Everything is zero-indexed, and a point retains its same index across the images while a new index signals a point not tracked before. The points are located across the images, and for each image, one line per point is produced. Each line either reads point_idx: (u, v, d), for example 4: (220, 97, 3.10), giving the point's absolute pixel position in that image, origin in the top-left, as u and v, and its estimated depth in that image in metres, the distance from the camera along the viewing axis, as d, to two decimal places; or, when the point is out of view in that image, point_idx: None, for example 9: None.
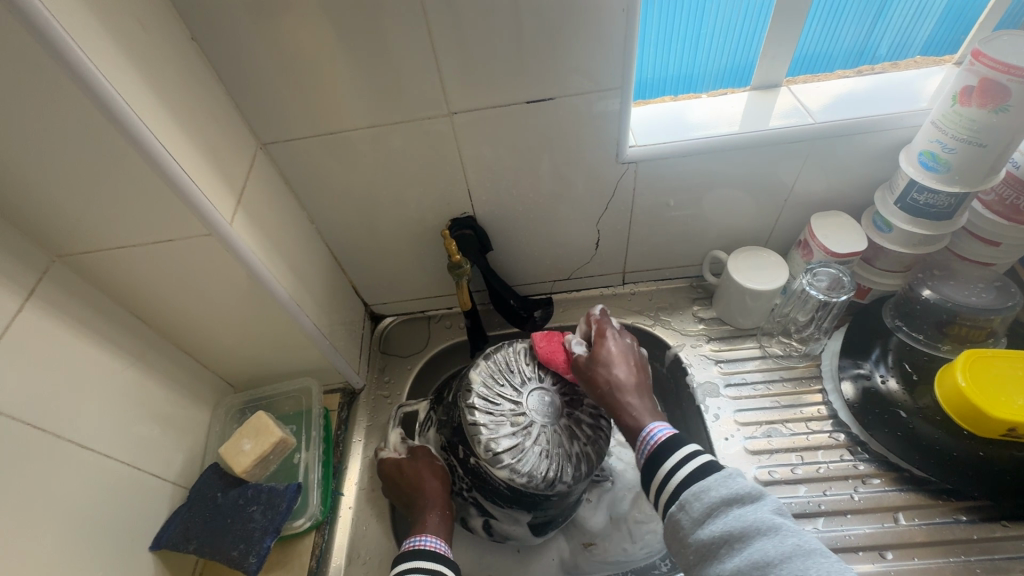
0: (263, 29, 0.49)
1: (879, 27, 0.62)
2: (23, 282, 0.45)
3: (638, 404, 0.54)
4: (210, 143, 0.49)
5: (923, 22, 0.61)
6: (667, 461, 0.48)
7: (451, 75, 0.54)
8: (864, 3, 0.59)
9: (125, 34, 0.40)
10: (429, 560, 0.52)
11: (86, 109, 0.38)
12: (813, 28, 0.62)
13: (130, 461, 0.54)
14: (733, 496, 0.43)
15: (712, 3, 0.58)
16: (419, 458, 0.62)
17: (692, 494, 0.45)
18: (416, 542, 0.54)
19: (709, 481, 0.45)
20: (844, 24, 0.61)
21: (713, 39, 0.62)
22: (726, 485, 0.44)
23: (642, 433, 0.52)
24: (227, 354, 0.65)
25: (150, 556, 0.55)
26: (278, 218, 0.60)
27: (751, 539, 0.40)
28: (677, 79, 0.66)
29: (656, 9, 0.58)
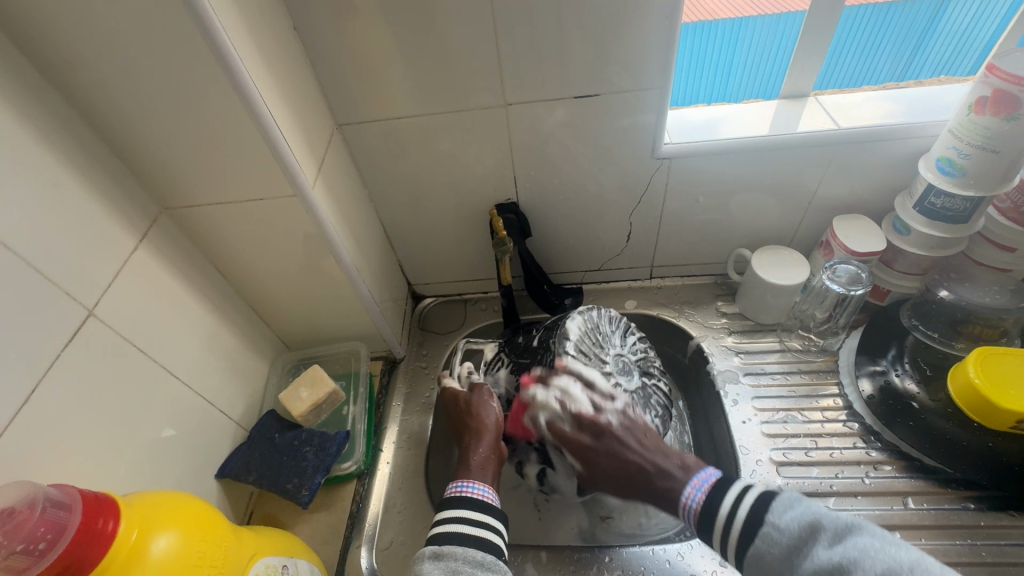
0: (355, 22, 0.57)
1: (917, 60, 0.69)
2: (138, 225, 0.53)
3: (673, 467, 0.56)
4: (301, 117, 0.57)
5: (962, 56, 0.68)
6: (722, 508, 0.49)
7: (510, 70, 0.61)
8: (900, 42, 0.68)
9: (249, 18, 0.48)
10: (473, 505, 0.56)
11: (216, 77, 0.46)
12: (851, 63, 0.71)
13: (205, 395, 0.61)
14: (792, 543, 0.44)
15: (745, 33, 0.66)
16: (481, 396, 0.66)
17: (758, 551, 0.46)
18: (462, 488, 0.57)
19: (765, 532, 0.46)
20: (882, 59, 0.70)
21: (746, 65, 0.70)
22: (777, 537, 0.45)
23: (687, 488, 0.53)
24: (288, 313, 0.73)
25: (214, 482, 0.61)
26: (346, 191, 0.67)
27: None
28: (713, 88, 0.72)
29: (692, 36, 0.66)
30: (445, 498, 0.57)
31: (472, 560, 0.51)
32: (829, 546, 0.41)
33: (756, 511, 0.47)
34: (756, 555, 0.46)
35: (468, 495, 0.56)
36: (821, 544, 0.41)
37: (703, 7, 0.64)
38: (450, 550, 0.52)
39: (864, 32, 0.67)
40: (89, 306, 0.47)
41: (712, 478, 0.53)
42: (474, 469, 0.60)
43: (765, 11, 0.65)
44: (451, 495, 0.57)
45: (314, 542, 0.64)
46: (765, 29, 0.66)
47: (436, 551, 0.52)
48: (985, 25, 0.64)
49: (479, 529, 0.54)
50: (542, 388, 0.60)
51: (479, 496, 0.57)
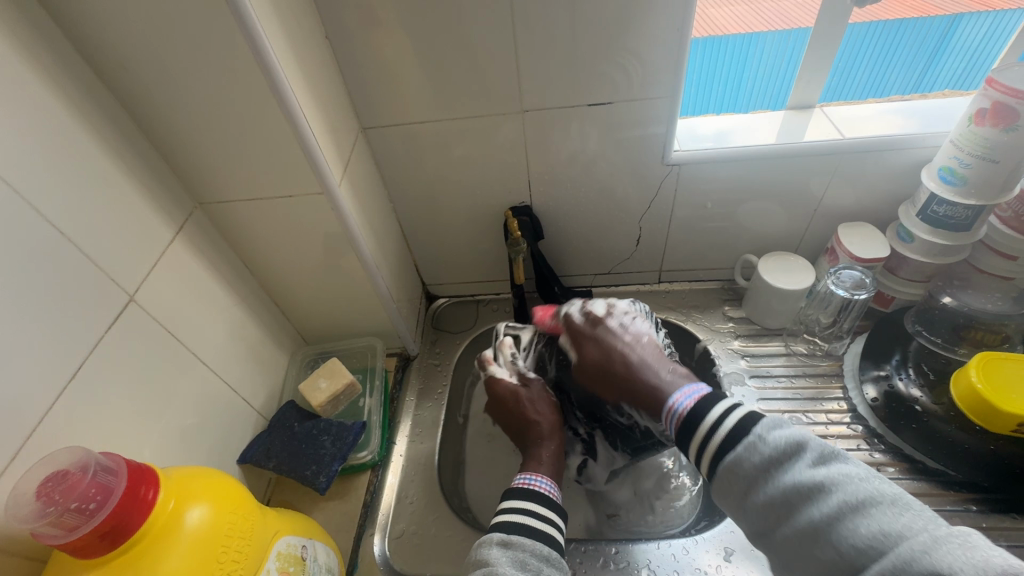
0: (382, 31, 0.60)
1: (930, 74, 0.71)
2: (175, 218, 0.56)
3: (663, 376, 0.57)
4: (330, 120, 0.60)
5: (974, 72, 0.70)
6: (702, 421, 0.49)
7: (528, 79, 0.64)
8: (914, 53, 0.69)
9: (287, 26, 0.52)
10: (543, 498, 0.57)
11: (255, 79, 0.49)
12: (863, 73, 0.72)
13: (229, 382, 0.64)
14: (773, 458, 0.44)
15: (755, 50, 0.69)
16: (536, 393, 0.68)
17: (733, 460, 0.46)
18: (528, 481, 0.59)
19: (744, 446, 0.46)
20: (893, 72, 0.71)
21: (757, 78, 0.73)
22: (758, 449, 0.45)
23: (670, 401, 0.54)
24: (309, 308, 0.75)
25: (235, 467, 0.64)
26: (368, 192, 0.71)
27: (807, 503, 0.41)
28: (721, 99, 0.74)
29: (701, 51, 0.69)
30: (513, 488, 0.59)
31: (539, 553, 0.52)
32: (811, 468, 0.42)
33: (743, 424, 0.47)
34: (730, 467, 0.46)
35: (537, 489, 0.58)
36: (804, 463, 0.43)
37: (713, 22, 0.66)
38: (519, 540, 0.52)
39: (873, 49, 0.69)
40: (129, 292, 0.51)
41: (699, 393, 0.52)
42: (543, 464, 0.61)
43: (774, 26, 0.67)
44: (518, 486, 0.59)
45: (330, 529, 0.66)
46: (774, 45, 0.69)
47: (506, 539, 0.52)
48: (995, 42, 0.66)
49: (544, 524, 0.55)
50: (564, 308, 0.69)
51: (545, 490, 0.58)
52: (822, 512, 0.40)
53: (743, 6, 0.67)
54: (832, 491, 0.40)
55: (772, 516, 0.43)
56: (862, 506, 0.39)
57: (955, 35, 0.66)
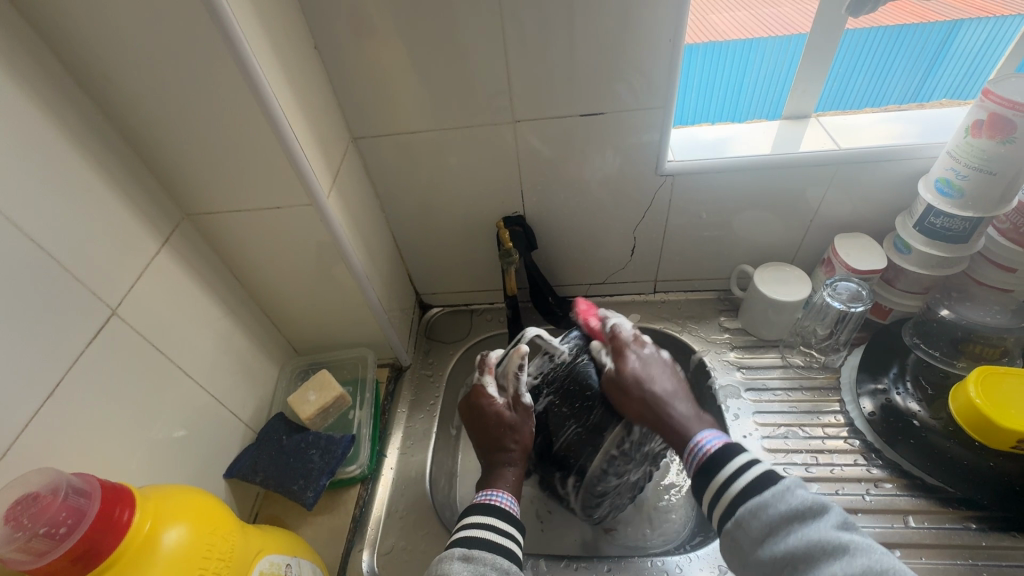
0: (371, 42, 0.60)
1: (928, 81, 0.70)
2: (161, 230, 0.56)
3: (683, 412, 0.57)
4: (319, 131, 0.60)
5: (974, 78, 0.69)
6: (725, 468, 0.50)
7: (519, 89, 0.63)
8: (912, 61, 0.68)
9: (273, 37, 0.51)
10: (503, 516, 0.54)
11: (241, 92, 0.49)
12: (861, 81, 0.71)
13: (216, 395, 0.63)
14: (796, 513, 0.45)
15: (756, 56, 0.68)
16: (521, 418, 0.61)
17: (746, 516, 0.47)
18: (490, 497, 0.56)
19: (766, 497, 0.47)
20: (892, 79, 0.70)
21: (757, 86, 0.72)
22: (784, 500, 0.46)
23: (693, 440, 0.54)
24: (299, 319, 0.75)
25: (222, 482, 0.63)
26: (359, 202, 0.70)
27: (818, 561, 0.41)
28: (721, 108, 0.74)
29: (700, 57, 0.68)
30: (472, 504, 0.56)
31: (501, 566, 0.50)
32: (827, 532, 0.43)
33: (761, 481, 0.48)
34: (748, 520, 0.47)
35: (497, 505, 0.55)
36: (827, 522, 0.43)
37: (703, 30, 0.66)
38: (480, 554, 0.51)
39: (871, 59, 0.69)
40: (112, 306, 0.50)
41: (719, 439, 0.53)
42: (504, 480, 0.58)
43: (775, 33, 0.66)
44: (478, 503, 0.56)
45: (317, 545, 0.65)
46: (775, 50, 0.67)
47: (467, 553, 0.51)
48: (995, 49, 0.65)
49: (506, 539, 0.53)
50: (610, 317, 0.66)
51: (505, 505, 0.55)
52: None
53: (743, 13, 0.66)
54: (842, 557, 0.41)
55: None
56: None
57: (955, 42, 0.65)
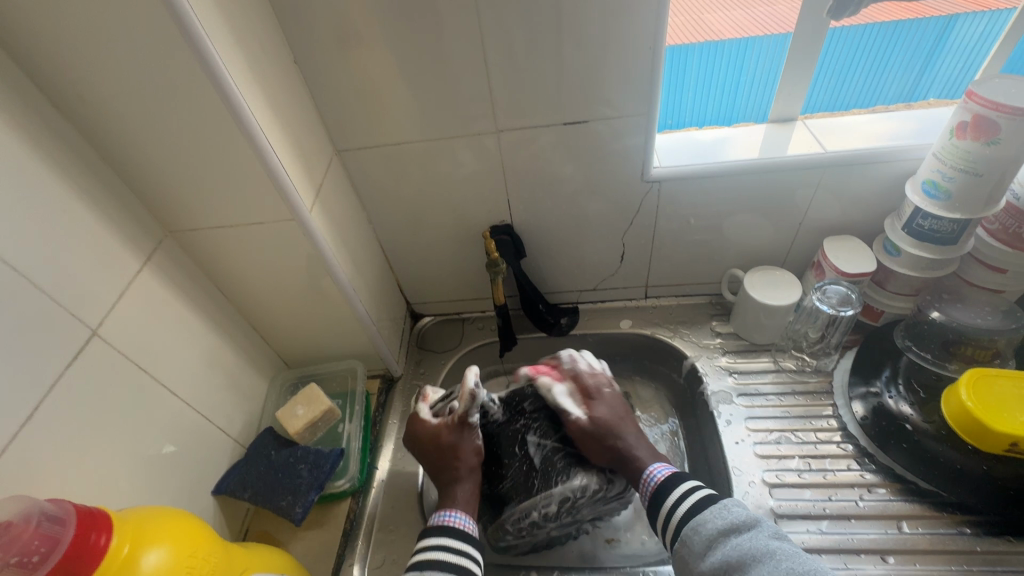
0: (351, 54, 0.60)
1: (927, 76, 0.68)
2: (143, 248, 0.56)
3: (638, 449, 0.64)
4: (299, 145, 0.59)
5: (971, 72, 0.67)
6: (671, 496, 0.58)
7: (501, 99, 0.63)
8: (911, 56, 0.66)
9: (249, 53, 0.51)
10: (454, 535, 0.57)
11: (218, 111, 0.49)
12: (857, 77, 0.70)
13: (203, 412, 0.63)
14: (731, 526, 0.53)
15: (752, 53, 0.66)
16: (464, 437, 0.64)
17: (695, 524, 0.55)
18: (445, 518, 0.59)
19: (707, 514, 0.55)
20: (890, 74, 0.68)
21: (754, 84, 0.70)
22: (724, 515, 0.54)
23: (645, 472, 0.62)
24: (287, 332, 0.74)
25: (210, 499, 0.63)
26: (344, 215, 0.70)
27: (748, 567, 0.49)
28: (717, 108, 0.73)
29: (698, 53, 0.66)
30: (428, 527, 0.59)
31: None
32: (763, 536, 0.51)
33: (710, 496, 0.56)
34: (691, 536, 0.55)
35: (452, 526, 0.58)
36: (760, 533, 0.51)
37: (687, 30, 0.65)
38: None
39: (868, 55, 0.66)
40: (93, 327, 0.50)
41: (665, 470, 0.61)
42: (460, 499, 0.61)
43: (770, 30, 0.64)
44: (435, 525, 0.59)
45: (308, 561, 0.65)
46: (771, 49, 0.66)
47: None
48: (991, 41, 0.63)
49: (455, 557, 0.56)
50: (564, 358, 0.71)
51: (460, 526, 0.58)
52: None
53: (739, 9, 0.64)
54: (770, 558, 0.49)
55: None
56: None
57: (953, 36, 0.63)
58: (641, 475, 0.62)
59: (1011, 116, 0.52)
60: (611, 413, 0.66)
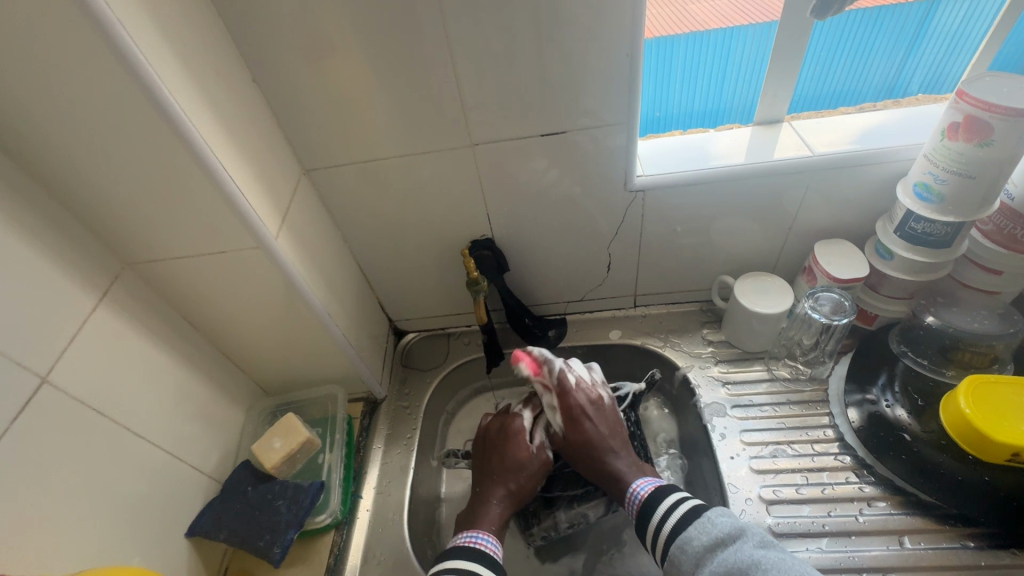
0: (311, 70, 0.57)
1: (911, 61, 0.65)
2: (98, 284, 0.53)
3: (621, 467, 0.63)
4: (261, 167, 0.57)
5: (955, 58, 0.64)
6: (655, 512, 0.58)
7: (474, 111, 0.61)
8: (895, 41, 0.62)
9: (198, 76, 0.48)
10: (482, 560, 0.56)
11: (168, 139, 0.46)
12: (842, 61, 0.66)
13: (173, 451, 0.60)
14: (716, 541, 0.52)
15: (737, 42, 0.63)
16: (530, 468, 0.65)
17: (682, 543, 0.54)
18: (475, 540, 0.59)
19: (692, 531, 0.54)
20: (874, 60, 0.65)
21: (740, 76, 0.67)
22: (708, 530, 0.53)
23: (630, 488, 0.61)
24: (262, 359, 0.72)
25: (184, 542, 0.60)
26: (315, 236, 0.67)
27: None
28: (704, 114, 0.71)
29: (683, 44, 0.62)
30: (455, 545, 0.59)
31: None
32: (752, 548, 0.50)
33: (693, 510, 0.56)
34: (679, 552, 0.54)
35: (484, 550, 0.57)
36: (748, 544, 0.50)
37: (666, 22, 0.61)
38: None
39: (854, 38, 0.63)
40: (43, 374, 0.46)
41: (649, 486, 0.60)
42: (488, 521, 0.61)
43: (755, 19, 0.61)
44: (461, 546, 0.58)
45: None
46: (756, 40, 0.63)
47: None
48: (978, 26, 0.60)
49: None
50: (556, 363, 0.67)
51: (490, 550, 0.58)
52: None
53: None
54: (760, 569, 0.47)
55: None
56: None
57: (937, 18, 0.60)
58: (631, 486, 0.61)
59: (1004, 116, 0.50)
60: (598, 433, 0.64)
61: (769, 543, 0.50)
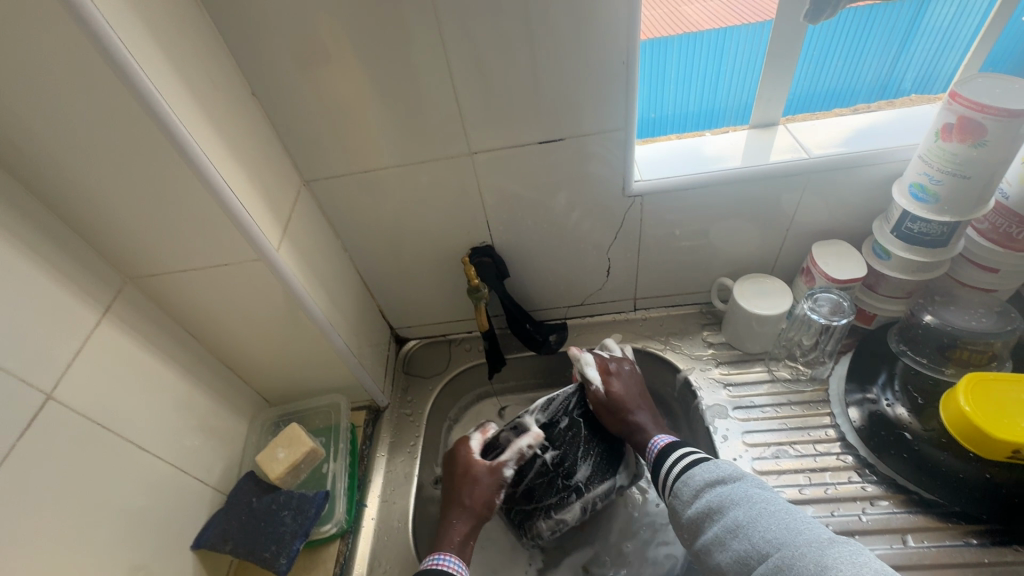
0: (310, 83, 0.57)
1: (903, 60, 0.65)
2: (101, 299, 0.53)
3: (643, 420, 0.68)
4: (262, 180, 0.57)
5: (949, 55, 0.64)
6: (668, 458, 0.62)
7: (472, 120, 0.61)
8: (887, 39, 0.62)
9: (198, 91, 0.49)
10: None
11: (169, 155, 0.46)
12: (835, 62, 0.66)
13: (178, 464, 0.60)
14: (716, 479, 0.56)
15: (729, 42, 0.63)
16: (480, 482, 0.64)
17: (684, 480, 0.59)
18: (438, 562, 0.60)
19: (697, 470, 0.58)
20: (868, 58, 0.65)
21: (734, 76, 0.67)
22: (711, 471, 0.57)
23: (650, 442, 0.66)
24: (265, 370, 0.72)
25: (190, 555, 0.60)
26: (316, 247, 0.67)
27: (726, 509, 0.53)
28: (699, 114, 0.71)
29: (677, 46, 0.63)
30: (417, 569, 0.59)
31: None
32: (747, 486, 0.54)
33: (699, 457, 0.60)
34: (681, 489, 0.58)
35: (442, 570, 0.58)
36: (744, 484, 0.54)
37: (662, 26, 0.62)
38: None
39: (845, 38, 0.63)
40: (48, 391, 0.47)
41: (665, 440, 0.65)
42: (450, 542, 0.62)
43: (748, 19, 0.62)
44: (421, 570, 0.59)
45: None
46: (749, 40, 0.63)
47: None
48: (967, 21, 0.61)
49: None
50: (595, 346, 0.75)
51: (452, 571, 0.59)
52: (727, 517, 0.52)
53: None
54: (745, 501, 0.52)
55: (695, 526, 0.55)
56: (761, 514, 0.50)
57: (928, 16, 0.60)
58: (648, 444, 0.66)
59: (997, 117, 0.50)
60: (625, 390, 0.69)
61: (763, 485, 0.53)
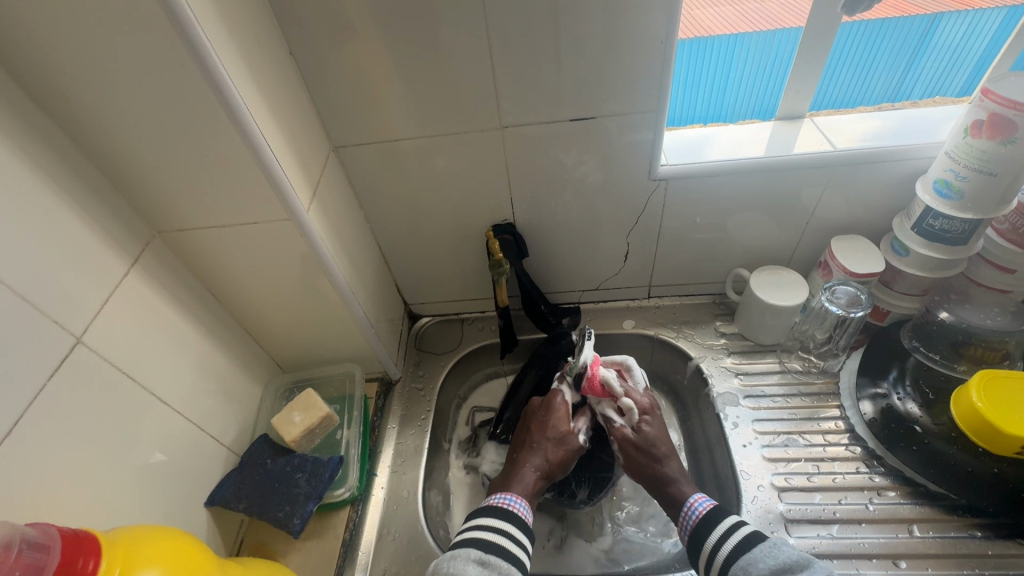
0: (347, 45, 0.57)
1: (910, 77, 0.67)
2: (130, 250, 0.53)
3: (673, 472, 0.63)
4: (295, 141, 0.57)
5: (955, 72, 0.66)
6: (713, 532, 0.56)
7: (506, 93, 0.61)
8: (895, 56, 0.65)
9: (241, 44, 0.48)
10: (510, 521, 0.58)
11: (210, 105, 0.46)
12: (844, 75, 0.68)
13: (196, 421, 0.61)
14: (783, 566, 0.50)
15: (739, 50, 0.64)
16: (561, 441, 0.66)
17: (745, 563, 0.52)
18: (502, 500, 0.60)
19: (757, 552, 0.52)
20: (875, 73, 0.67)
21: (743, 79, 0.68)
22: (774, 554, 0.51)
23: (691, 500, 0.60)
24: (282, 336, 0.72)
25: (204, 511, 0.60)
26: (341, 214, 0.67)
27: None
28: (706, 116, 0.72)
29: (687, 53, 0.65)
30: (484, 504, 0.60)
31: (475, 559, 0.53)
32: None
33: (752, 536, 0.54)
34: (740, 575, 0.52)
35: (508, 508, 0.59)
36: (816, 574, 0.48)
37: (698, 22, 0.62)
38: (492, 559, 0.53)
39: (854, 52, 0.65)
40: (77, 335, 0.47)
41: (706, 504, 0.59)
42: (518, 485, 0.62)
43: (758, 27, 0.62)
44: (493, 505, 0.60)
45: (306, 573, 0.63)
46: (759, 46, 0.64)
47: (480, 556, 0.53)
48: (976, 42, 0.62)
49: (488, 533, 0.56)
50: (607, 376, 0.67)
51: (516, 511, 0.59)
52: None
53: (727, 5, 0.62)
54: None
55: None
56: None
57: (936, 35, 0.62)
58: (687, 501, 0.60)
59: None
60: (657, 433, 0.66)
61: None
